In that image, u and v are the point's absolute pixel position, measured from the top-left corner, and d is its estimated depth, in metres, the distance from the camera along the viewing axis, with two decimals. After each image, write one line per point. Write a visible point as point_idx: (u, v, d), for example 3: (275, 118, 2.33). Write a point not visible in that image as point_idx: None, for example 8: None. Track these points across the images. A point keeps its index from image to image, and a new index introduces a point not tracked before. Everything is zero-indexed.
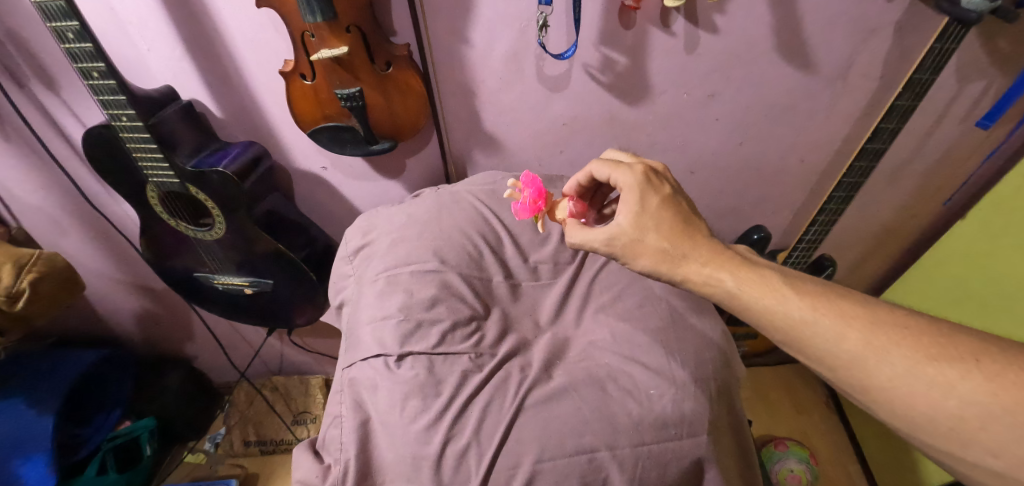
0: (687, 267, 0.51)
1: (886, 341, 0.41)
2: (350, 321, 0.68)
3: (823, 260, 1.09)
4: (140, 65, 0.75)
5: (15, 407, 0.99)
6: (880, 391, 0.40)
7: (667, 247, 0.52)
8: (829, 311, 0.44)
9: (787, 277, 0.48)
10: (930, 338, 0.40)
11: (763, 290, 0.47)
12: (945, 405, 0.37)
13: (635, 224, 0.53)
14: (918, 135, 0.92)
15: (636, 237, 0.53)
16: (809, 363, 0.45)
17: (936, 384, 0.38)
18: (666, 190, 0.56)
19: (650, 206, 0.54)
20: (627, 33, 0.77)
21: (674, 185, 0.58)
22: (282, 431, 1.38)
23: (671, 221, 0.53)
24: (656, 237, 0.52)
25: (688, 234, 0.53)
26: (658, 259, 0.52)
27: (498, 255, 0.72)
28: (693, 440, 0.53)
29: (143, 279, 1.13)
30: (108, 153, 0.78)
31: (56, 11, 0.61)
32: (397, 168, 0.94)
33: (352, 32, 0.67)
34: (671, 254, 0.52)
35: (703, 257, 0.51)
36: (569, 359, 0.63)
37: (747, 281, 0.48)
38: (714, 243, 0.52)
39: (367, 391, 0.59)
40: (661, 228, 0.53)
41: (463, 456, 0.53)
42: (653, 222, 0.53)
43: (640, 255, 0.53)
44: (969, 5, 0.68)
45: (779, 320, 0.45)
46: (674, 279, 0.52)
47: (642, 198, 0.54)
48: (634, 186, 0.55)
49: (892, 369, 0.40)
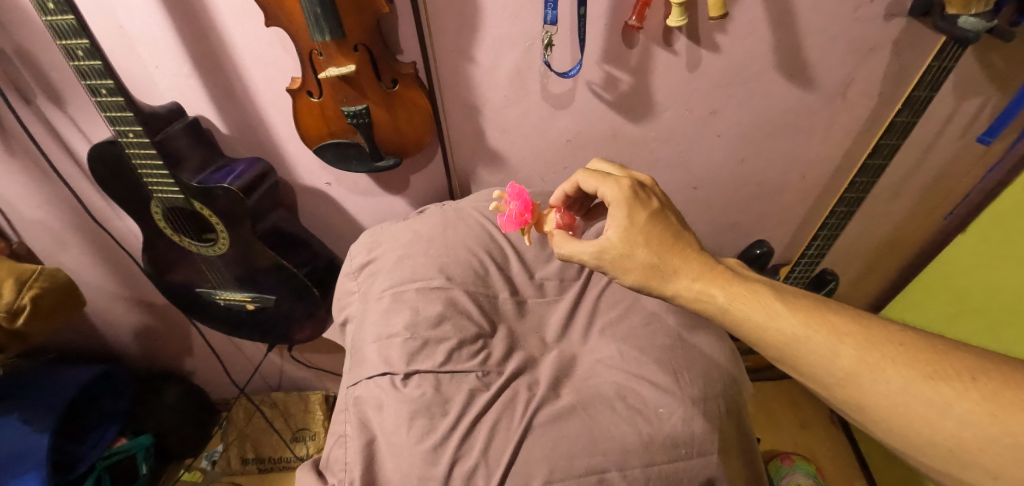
0: (677, 283, 0.51)
1: (880, 358, 0.41)
2: (354, 339, 0.68)
3: (824, 274, 1.08)
4: (148, 82, 0.76)
5: (10, 424, 0.98)
6: (876, 410, 0.40)
7: (657, 262, 0.52)
8: (821, 327, 0.44)
9: (779, 291, 0.48)
10: (926, 355, 0.40)
11: (753, 305, 0.47)
12: (943, 425, 0.37)
13: (624, 238, 0.53)
14: (918, 152, 0.93)
15: (625, 251, 0.53)
16: (804, 381, 0.45)
17: (932, 402, 0.38)
18: (655, 205, 0.55)
19: (638, 221, 0.53)
20: (631, 52, 0.78)
21: (662, 198, 0.58)
22: (281, 448, 1.36)
23: (660, 236, 0.53)
24: (646, 252, 0.52)
25: (678, 248, 0.52)
26: (648, 274, 0.52)
27: (505, 272, 0.72)
28: (704, 460, 0.53)
29: (143, 294, 1.13)
30: (114, 169, 0.78)
31: (68, 30, 0.61)
32: (402, 184, 0.94)
33: (360, 51, 0.68)
34: (662, 269, 0.52)
35: (693, 272, 0.51)
36: (576, 377, 0.62)
37: (737, 296, 0.48)
38: (703, 257, 0.52)
39: (372, 409, 0.59)
40: (651, 243, 0.52)
41: (470, 478, 0.52)
42: (642, 236, 0.53)
43: (629, 270, 0.53)
44: (967, 25, 0.69)
45: (771, 337, 0.45)
46: (664, 294, 0.52)
47: (630, 212, 0.54)
48: (622, 200, 0.55)
49: (888, 387, 0.40)
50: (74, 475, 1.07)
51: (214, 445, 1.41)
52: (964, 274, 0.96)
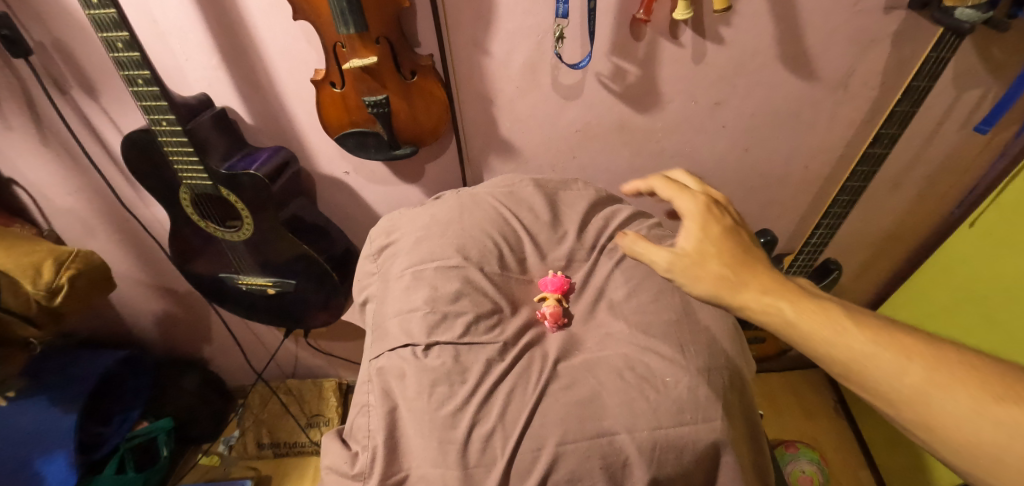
0: (745, 295, 0.48)
1: (951, 379, 0.38)
2: (375, 315, 0.72)
3: (829, 264, 1.13)
4: (178, 73, 0.80)
5: (38, 404, 1.02)
6: (944, 433, 0.37)
7: (728, 274, 0.50)
8: (890, 346, 0.41)
9: (848, 308, 0.45)
10: (1001, 379, 0.38)
11: (821, 319, 0.44)
12: (1017, 450, 0.35)
13: (697, 249, 0.52)
14: (919, 141, 0.95)
15: (696, 261, 0.52)
16: (867, 402, 0.42)
17: (1004, 426, 0.35)
18: (728, 222, 0.55)
19: (712, 233, 0.53)
20: (638, 44, 0.81)
21: (736, 217, 0.57)
22: (296, 434, 1.40)
23: (732, 250, 0.51)
24: (717, 264, 0.51)
25: (750, 264, 0.50)
26: (718, 285, 0.50)
27: (518, 253, 0.75)
28: (709, 425, 0.55)
29: (165, 281, 1.17)
30: (147, 157, 0.82)
31: (109, 23, 0.65)
32: (417, 173, 0.98)
33: (381, 43, 0.71)
34: (732, 281, 0.49)
35: (762, 286, 0.48)
36: (586, 349, 0.66)
37: (806, 310, 0.45)
38: (774, 274, 0.49)
39: (395, 379, 0.62)
40: (724, 255, 0.51)
41: (489, 440, 0.55)
42: (714, 248, 0.52)
43: (699, 280, 0.51)
44: (963, 16, 0.71)
45: (837, 353, 0.42)
46: (731, 306, 0.49)
47: (704, 226, 0.54)
48: (696, 215, 0.55)
49: (956, 408, 0.37)
50: (99, 454, 1.12)
51: (231, 431, 1.44)
52: (969, 264, 0.98)
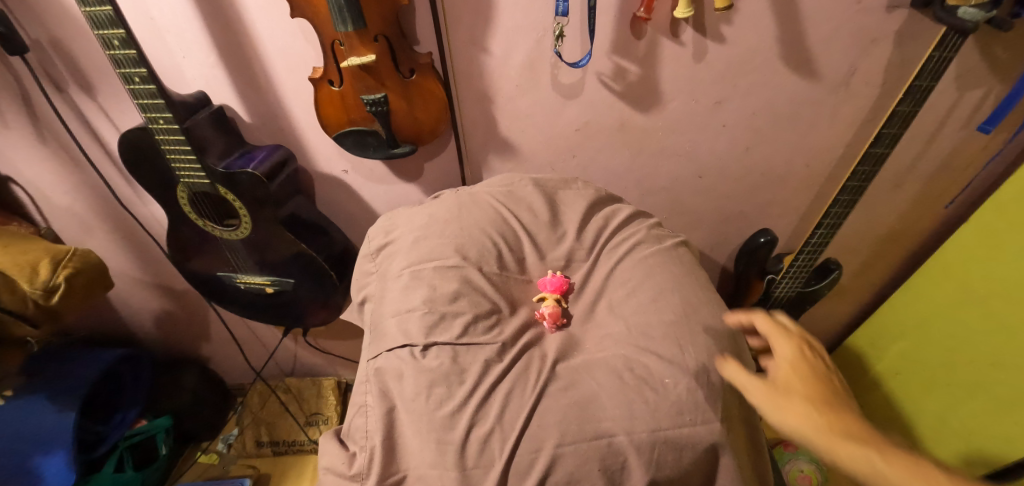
0: (835, 442, 0.49)
1: None
2: (373, 316, 0.71)
3: (828, 264, 1.15)
4: (175, 71, 0.80)
5: (37, 402, 1.02)
6: None
7: (820, 417, 0.51)
8: None
9: (939, 468, 0.46)
10: None
11: (915, 478, 0.45)
12: None
13: (790, 385, 0.54)
14: (920, 141, 0.95)
15: (787, 396, 0.53)
16: None
17: None
18: (821, 365, 0.57)
19: (805, 374, 0.55)
20: (638, 42, 0.81)
21: (827, 361, 0.59)
22: (294, 432, 1.40)
23: (824, 394, 0.53)
24: (808, 404, 0.52)
25: (841, 412, 0.52)
26: (808, 425, 0.50)
27: (517, 253, 0.75)
28: (708, 426, 0.55)
29: (164, 279, 1.17)
30: (143, 155, 0.81)
31: (105, 21, 0.64)
32: (416, 172, 0.98)
33: (379, 41, 0.71)
34: (824, 426, 0.50)
35: (854, 435, 0.49)
36: (585, 350, 0.65)
37: (897, 465, 0.46)
38: (865, 425, 0.51)
39: (393, 379, 0.62)
40: (816, 398, 0.52)
41: (487, 441, 0.55)
42: (807, 389, 0.53)
43: (787, 416, 0.52)
44: (966, 15, 0.70)
45: None
46: (820, 449, 0.50)
47: (797, 367, 0.56)
48: (791, 356, 0.57)
49: None
50: (98, 452, 1.12)
51: (230, 429, 1.44)
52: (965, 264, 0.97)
